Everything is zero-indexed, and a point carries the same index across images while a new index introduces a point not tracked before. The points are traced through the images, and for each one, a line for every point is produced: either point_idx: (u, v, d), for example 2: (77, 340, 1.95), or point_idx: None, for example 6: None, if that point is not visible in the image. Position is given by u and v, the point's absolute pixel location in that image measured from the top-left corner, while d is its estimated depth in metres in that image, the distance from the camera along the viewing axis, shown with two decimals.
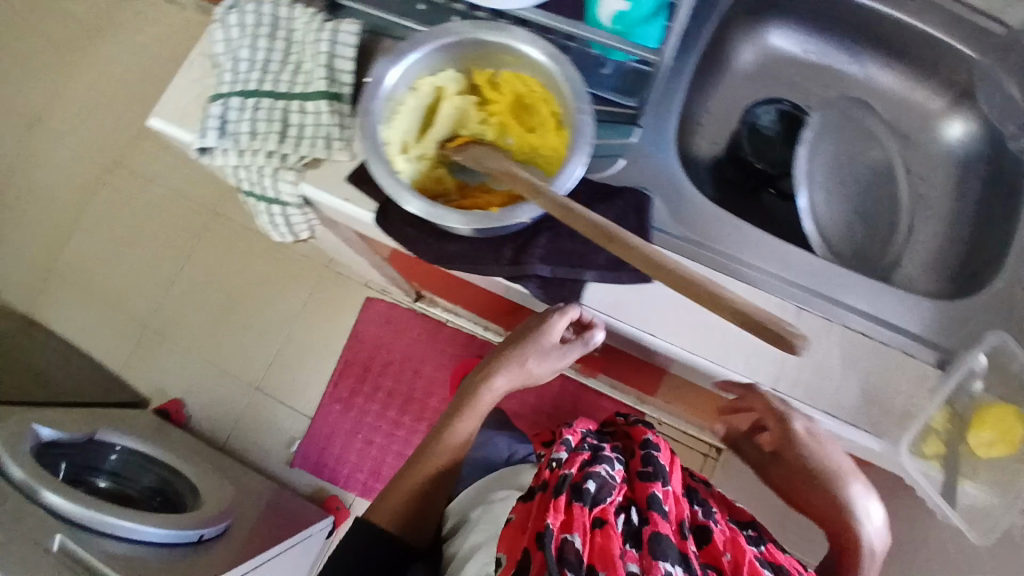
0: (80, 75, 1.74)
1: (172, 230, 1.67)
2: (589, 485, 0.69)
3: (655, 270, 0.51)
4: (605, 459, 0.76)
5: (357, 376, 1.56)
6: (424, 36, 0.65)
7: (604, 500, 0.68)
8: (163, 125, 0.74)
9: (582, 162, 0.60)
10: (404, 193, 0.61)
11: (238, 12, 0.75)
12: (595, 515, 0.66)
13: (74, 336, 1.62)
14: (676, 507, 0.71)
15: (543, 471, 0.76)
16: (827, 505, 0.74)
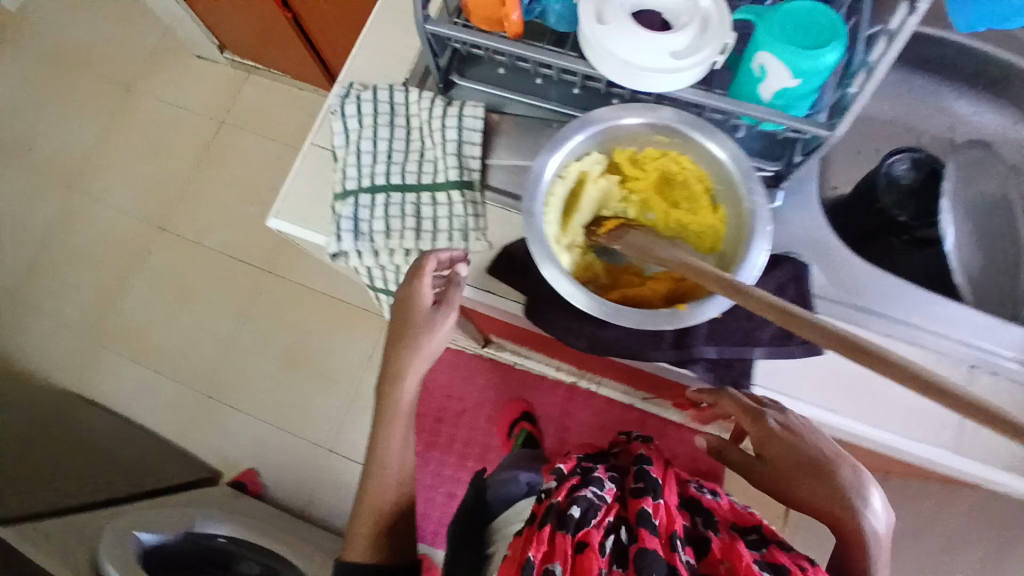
0: (120, 130, 1.67)
1: (223, 291, 1.58)
2: (572, 510, 0.61)
3: (851, 351, 0.44)
4: (595, 479, 0.68)
5: (431, 428, 1.54)
6: (574, 125, 0.62)
7: (590, 524, 0.60)
8: (289, 228, 0.72)
9: (763, 248, 0.58)
10: (580, 293, 0.59)
11: (353, 103, 0.72)
12: (579, 542, 0.59)
13: (132, 410, 1.53)
14: (669, 520, 0.63)
15: (537, 506, 0.67)
16: (827, 498, 0.60)
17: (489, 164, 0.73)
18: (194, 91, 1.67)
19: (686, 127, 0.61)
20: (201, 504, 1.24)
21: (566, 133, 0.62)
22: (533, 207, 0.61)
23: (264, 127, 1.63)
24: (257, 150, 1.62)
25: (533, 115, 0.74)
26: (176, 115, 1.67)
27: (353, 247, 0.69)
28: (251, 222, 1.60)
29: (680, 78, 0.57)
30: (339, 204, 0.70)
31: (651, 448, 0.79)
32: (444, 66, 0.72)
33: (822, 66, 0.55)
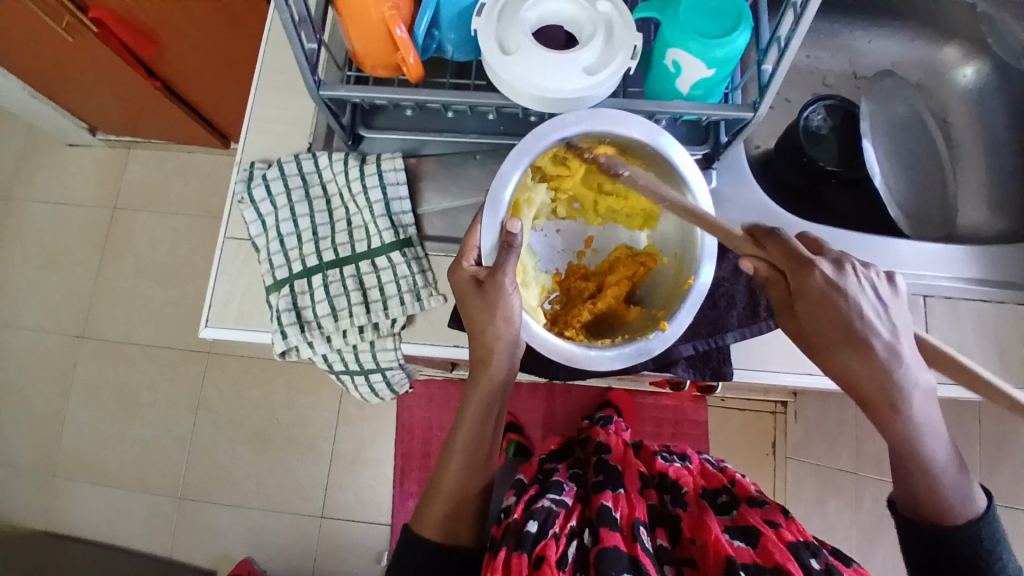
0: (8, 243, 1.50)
1: (168, 385, 1.45)
2: (528, 526, 0.57)
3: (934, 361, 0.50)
4: (554, 485, 0.67)
5: (420, 465, 1.38)
6: (508, 163, 0.59)
7: (549, 534, 0.57)
8: (227, 332, 0.67)
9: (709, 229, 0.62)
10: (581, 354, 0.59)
11: (262, 185, 0.67)
12: (537, 556, 0.54)
13: (107, 535, 1.40)
14: (630, 510, 0.62)
15: (496, 526, 0.63)
16: (856, 364, 0.52)
17: (421, 214, 0.70)
18: (77, 183, 1.51)
19: (619, 125, 0.59)
20: None
21: (502, 172, 0.59)
22: (509, 272, 0.57)
23: (162, 203, 1.49)
24: (162, 228, 1.49)
25: (453, 150, 0.71)
26: (63, 214, 1.51)
27: (302, 338, 0.65)
28: (174, 304, 1.47)
29: (596, 92, 0.56)
30: (274, 296, 0.65)
31: (611, 434, 0.80)
32: (347, 123, 0.67)
33: (735, 51, 0.57)
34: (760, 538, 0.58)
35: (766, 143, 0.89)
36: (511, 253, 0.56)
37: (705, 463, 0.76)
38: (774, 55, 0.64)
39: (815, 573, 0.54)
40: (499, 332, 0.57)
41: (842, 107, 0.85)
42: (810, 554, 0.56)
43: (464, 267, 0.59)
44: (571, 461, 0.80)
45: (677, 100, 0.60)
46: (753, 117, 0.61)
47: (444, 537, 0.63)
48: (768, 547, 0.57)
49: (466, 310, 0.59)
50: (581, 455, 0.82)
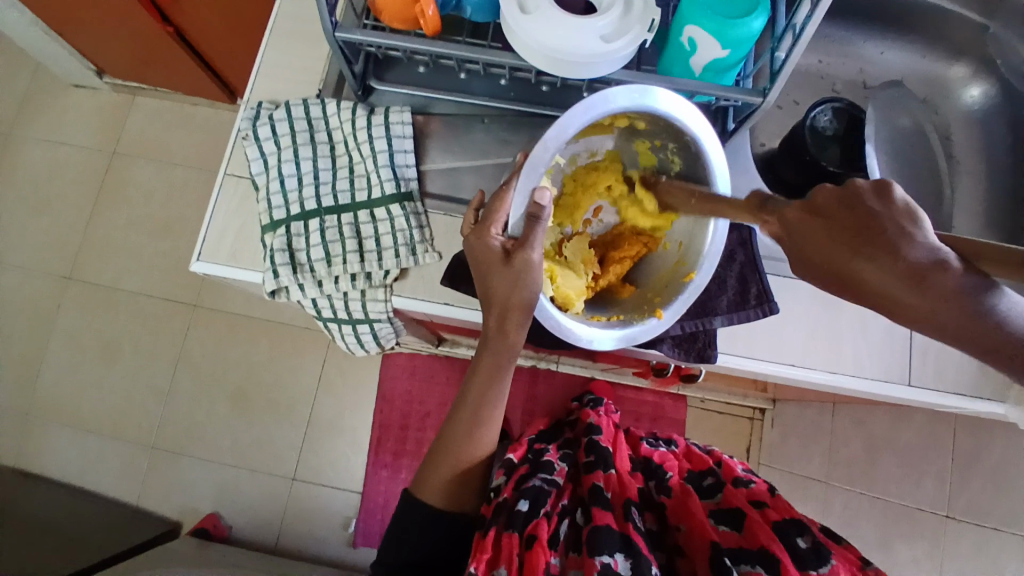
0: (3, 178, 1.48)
1: (152, 335, 1.44)
2: (519, 505, 0.54)
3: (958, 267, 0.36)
4: (545, 465, 0.63)
5: (396, 438, 1.39)
6: (552, 131, 0.54)
7: (540, 514, 0.54)
8: (217, 267, 0.67)
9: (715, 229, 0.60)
10: (594, 335, 0.59)
11: (268, 124, 0.67)
12: (527, 536, 0.52)
13: (75, 479, 1.38)
14: (622, 488, 0.61)
15: (485, 506, 0.60)
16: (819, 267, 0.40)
17: (424, 170, 0.70)
18: (77, 125, 1.50)
19: (661, 103, 0.55)
20: (163, 562, 1.12)
21: (542, 142, 0.54)
22: (537, 245, 0.56)
23: (161, 152, 1.48)
24: (159, 178, 1.47)
25: (460, 112, 0.71)
26: (60, 153, 1.49)
27: (293, 279, 0.64)
28: (163, 254, 1.46)
29: (611, 59, 0.57)
30: (269, 236, 0.65)
31: (601, 416, 0.79)
32: (359, 72, 0.67)
33: (749, 33, 0.57)
34: (745, 520, 0.59)
35: (771, 141, 0.90)
36: (537, 225, 0.55)
37: (692, 446, 0.76)
38: (787, 44, 0.65)
39: (800, 551, 0.54)
40: (524, 297, 0.56)
41: (848, 111, 0.85)
42: (796, 533, 0.56)
43: (491, 233, 0.57)
44: (561, 440, 0.76)
45: (688, 79, 0.60)
46: (762, 102, 0.62)
47: (447, 503, 0.62)
48: (752, 529, 0.57)
49: (485, 280, 0.57)
50: (570, 435, 0.78)
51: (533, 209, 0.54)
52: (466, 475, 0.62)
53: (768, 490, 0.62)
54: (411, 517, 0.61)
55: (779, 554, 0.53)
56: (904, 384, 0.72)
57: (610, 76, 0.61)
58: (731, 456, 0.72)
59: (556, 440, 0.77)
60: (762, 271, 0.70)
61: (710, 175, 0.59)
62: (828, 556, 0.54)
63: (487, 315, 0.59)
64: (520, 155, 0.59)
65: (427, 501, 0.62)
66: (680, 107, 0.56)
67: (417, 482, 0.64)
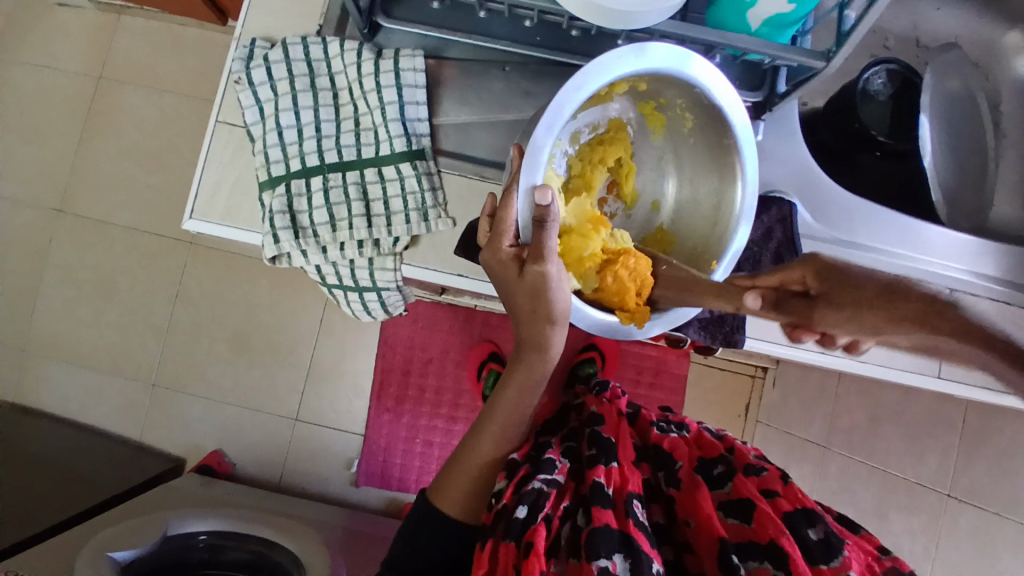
0: None
1: (148, 272, 1.39)
2: (517, 512, 0.53)
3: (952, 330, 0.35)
4: (546, 463, 0.59)
5: (398, 384, 1.38)
6: (540, 128, 0.49)
7: (539, 519, 0.52)
8: (212, 228, 0.62)
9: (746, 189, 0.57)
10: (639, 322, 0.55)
11: (263, 66, 0.60)
12: (525, 544, 0.51)
13: (78, 415, 1.38)
14: (624, 483, 0.59)
15: (485, 514, 0.58)
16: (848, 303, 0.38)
17: (437, 124, 0.63)
18: (58, 43, 1.38)
19: (655, 51, 0.50)
20: (169, 501, 1.13)
21: (535, 140, 0.49)
22: (553, 255, 0.50)
23: (150, 76, 1.38)
24: (148, 105, 1.38)
25: (478, 57, 0.63)
26: (41, 73, 1.39)
27: (295, 245, 0.59)
28: (156, 188, 1.39)
29: (659, 9, 0.49)
30: (268, 194, 0.60)
31: (605, 403, 0.74)
32: (365, 7, 0.59)
33: None
34: (753, 512, 0.57)
35: (815, 101, 0.82)
36: (546, 229, 0.49)
37: (704, 432, 0.71)
38: (857, 1, 0.57)
39: (811, 543, 0.54)
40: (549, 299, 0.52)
41: (902, 74, 0.78)
42: (806, 524, 0.55)
43: (503, 246, 0.52)
44: (564, 432, 0.72)
45: (743, 35, 0.53)
46: (823, 67, 0.55)
47: (467, 514, 0.61)
48: (761, 522, 0.55)
49: (507, 292, 0.53)
50: (574, 423, 0.74)
51: (536, 212, 0.48)
52: (478, 480, 0.61)
53: (779, 478, 0.61)
54: (432, 523, 0.60)
55: (788, 548, 0.52)
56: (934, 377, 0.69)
57: (656, 28, 0.54)
58: (742, 441, 0.69)
59: (559, 432, 0.73)
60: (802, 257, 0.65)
61: (725, 120, 0.55)
62: (839, 548, 0.53)
63: (518, 328, 0.56)
64: (515, 148, 0.53)
65: (443, 512, 0.60)
66: (674, 50, 0.51)
67: (436, 488, 0.62)
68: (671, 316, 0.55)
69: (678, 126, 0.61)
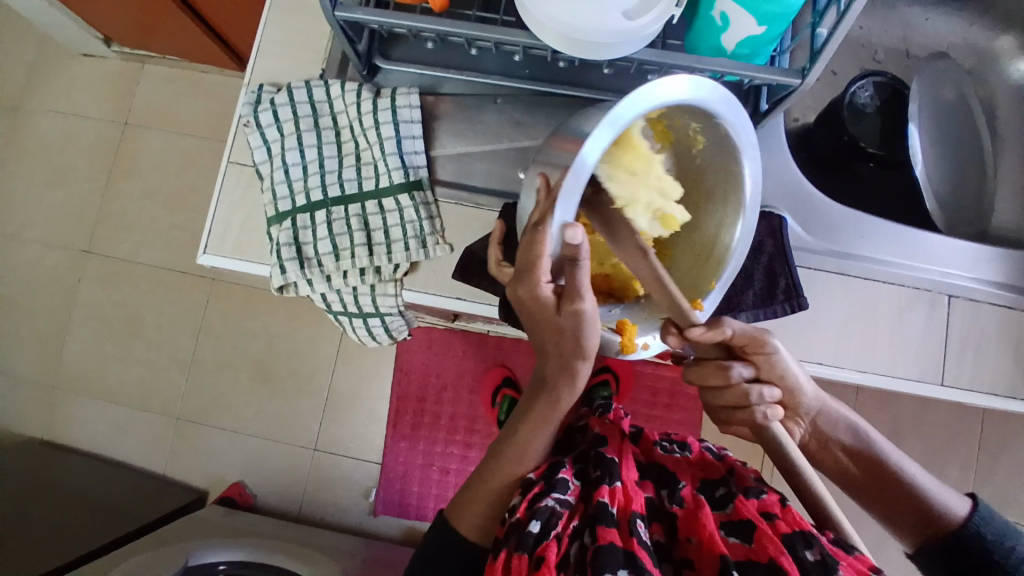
0: (19, 150, 1.47)
1: (171, 308, 1.44)
2: (530, 526, 0.54)
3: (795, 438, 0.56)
4: (558, 480, 0.60)
5: (414, 411, 1.39)
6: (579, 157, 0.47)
7: (551, 535, 0.54)
8: (225, 261, 0.65)
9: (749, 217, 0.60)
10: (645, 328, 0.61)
11: (270, 110, 0.64)
12: (537, 557, 0.52)
13: (106, 450, 1.42)
14: (628, 503, 0.58)
15: (499, 528, 0.59)
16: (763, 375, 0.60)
17: (434, 156, 0.66)
18: (87, 96, 1.47)
19: (700, 95, 0.51)
20: (190, 533, 1.15)
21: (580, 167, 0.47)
22: (586, 292, 0.51)
23: (172, 122, 1.45)
24: (170, 150, 1.45)
25: (472, 91, 0.67)
26: (73, 125, 1.47)
27: (301, 275, 0.63)
28: (179, 227, 1.45)
29: (636, 39, 0.52)
30: (275, 229, 0.63)
31: (608, 424, 0.74)
32: (363, 51, 0.62)
33: (788, 8, 0.52)
34: (754, 533, 0.57)
35: (806, 116, 0.84)
36: (580, 268, 0.50)
37: (706, 452, 0.70)
38: (829, 18, 0.59)
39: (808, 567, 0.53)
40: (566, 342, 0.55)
41: (890, 85, 0.80)
42: (804, 545, 0.55)
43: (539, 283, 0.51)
44: (573, 453, 0.70)
45: (718, 58, 0.56)
46: (800, 84, 0.57)
47: (480, 536, 0.62)
48: (762, 542, 0.55)
49: (533, 326, 0.55)
50: (581, 445, 0.72)
51: (568, 251, 0.48)
52: (496, 502, 0.62)
53: (778, 500, 0.59)
54: (444, 550, 0.61)
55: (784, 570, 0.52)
56: (936, 383, 0.70)
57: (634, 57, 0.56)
58: (743, 462, 0.69)
59: (569, 452, 0.72)
60: (791, 264, 0.66)
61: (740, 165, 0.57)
62: (835, 567, 0.53)
63: (545, 363, 0.59)
64: (542, 179, 0.52)
65: (460, 532, 0.62)
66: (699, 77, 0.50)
67: (452, 512, 0.63)
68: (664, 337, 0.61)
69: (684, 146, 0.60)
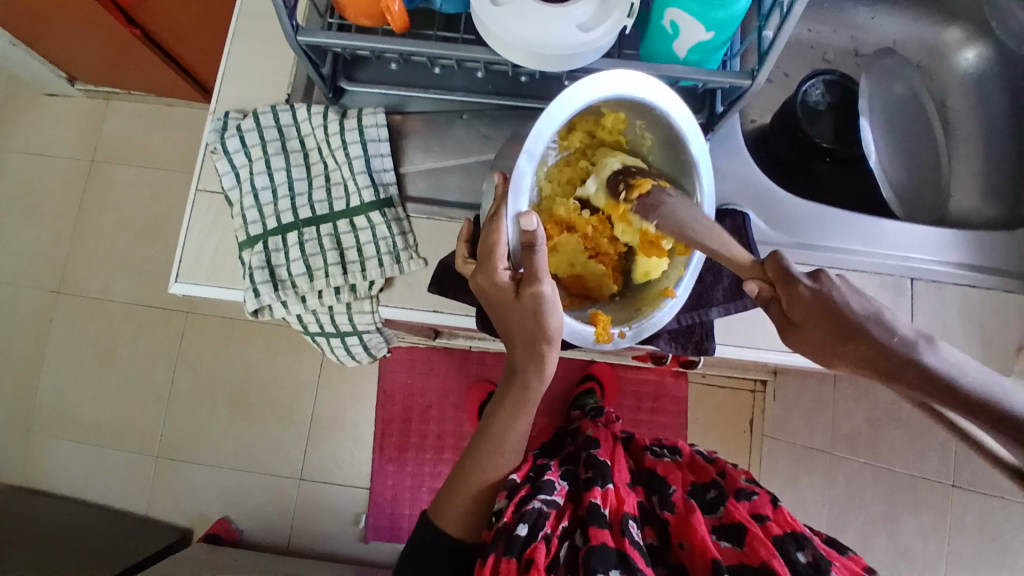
0: None
1: (148, 344, 1.42)
2: (518, 530, 0.54)
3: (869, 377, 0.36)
4: (545, 484, 0.61)
5: (400, 432, 1.38)
6: (520, 162, 0.52)
7: (540, 537, 0.54)
8: (197, 288, 0.65)
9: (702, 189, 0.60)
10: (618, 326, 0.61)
11: (237, 136, 0.65)
12: (526, 560, 0.52)
13: (85, 493, 1.38)
14: (620, 504, 0.59)
15: (487, 531, 0.59)
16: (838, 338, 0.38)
17: (403, 173, 0.67)
18: (54, 134, 1.45)
19: (627, 80, 0.54)
20: (175, 572, 1.11)
21: (523, 156, 0.52)
22: (545, 275, 0.52)
23: (140, 157, 1.44)
24: (139, 184, 1.43)
25: (437, 108, 0.68)
26: (39, 164, 1.45)
27: (275, 297, 0.63)
28: (152, 261, 1.43)
29: (590, 50, 0.54)
30: (247, 253, 0.63)
31: (600, 428, 0.77)
32: (328, 74, 0.63)
33: (734, 14, 0.54)
34: (745, 535, 0.57)
35: (763, 117, 0.87)
36: (535, 252, 0.51)
37: (696, 455, 0.73)
38: (774, 21, 0.62)
39: (799, 568, 0.53)
40: (541, 326, 0.54)
41: (841, 83, 0.83)
42: (796, 546, 0.55)
43: (498, 270, 0.53)
44: (563, 456, 0.73)
45: (673, 65, 0.58)
46: (751, 85, 0.59)
47: (463, 533, 0.62)
48: (754, 545, 0.56)
49: (504, 316, 0.55)
50: (570, 447, 0.75)
51: (524, 237, 0.49)
52: (479, 500, 0.62)
53: (769, 502, 0.61)
54: (427, 550, 0.61)
55: (777, 568, 0.52)
56: None
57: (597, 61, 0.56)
58: (734, 465, 0.70)
59: (557, 455, 0.74)
60: (758, 257, 0.67)
61: (684, 143, 0.58)
62: (826, 570, 0.53)
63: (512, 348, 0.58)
64: (499, 176, 0.56)
65: (443, 530, 0.62)
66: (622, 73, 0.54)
67: (434, 509, 0.63)
68: (636, 330, 0.60)
69: (637, 148, 0.64)
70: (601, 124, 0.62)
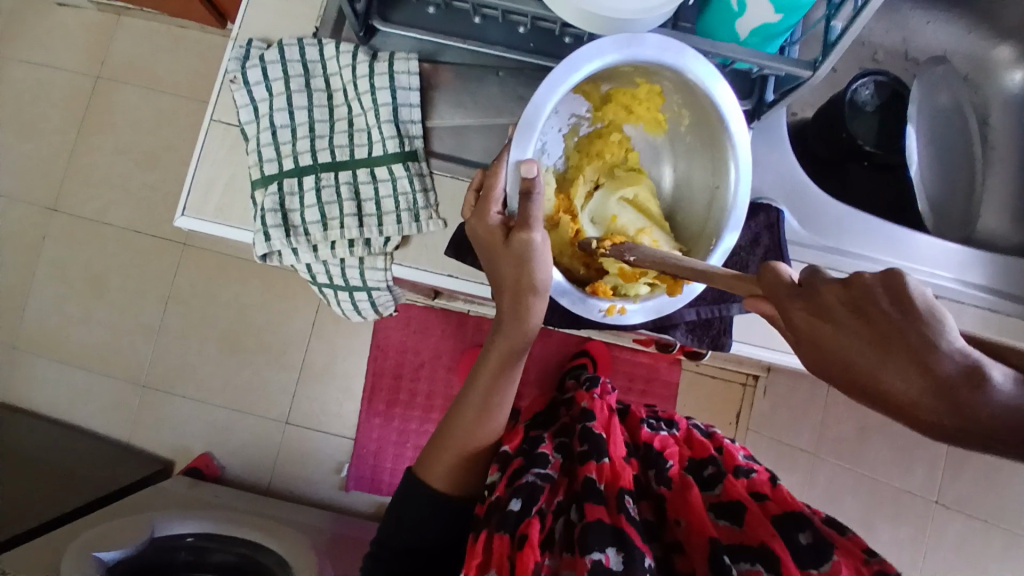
0: None
1: (141, 272, 1.39)
2: (511, 505, 0.53)
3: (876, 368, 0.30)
4: (539, 458, 0.60)
5: (390, 387, 1.38)
6: (541, 91, 0.50)
7: (533, 513, 0.53)
8: (204, 224, 0.62)
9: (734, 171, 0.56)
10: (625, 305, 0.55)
11: (259, 66, 0.61)
12: (520, 536, 0.51)
13: (67, 414, 1.37)
14: (615, 478, 0.59)
15: (479, 505, 0.59)
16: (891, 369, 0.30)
17: (430, 127, 0.64)
18: (59, 43, 1.39)
19: (668, 54, 0.52)
20: (153, 503, 1.11)
21: (533, 106, 0.50)
22: (538, 223, 0.50)
23: (146, 76, 1.38)
24: (144, 105, 1.38)
25: (473, 62, 0.64)
26: (41, 73, 1.39)
27: (287, 244, 0.60)
28: (150, 187, 1.38)
29: (649, 16, 0.51)
30: (261, 193, 0.60)
31: (596, 399, 0.75)
32: (361, 11, 0.59)
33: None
34: (744, 515, 0.57)
35: (804, 111, 0.84)
36: (532, 201, 0.50)
37: (693, 430, 0.73)
38: (843, 12, 0.58)
39: (797, 548, 0.53)
40: (536, 278, 0.52)
41: (891, 86, 0.79)
42: (795, 528, 0.55)
43: (491, 213, 0.52)
44: (556, 427, 0.72)
45: (732, 44, 0.54)
46: (810, 77, 0.56)
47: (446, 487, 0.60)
48: (752, 525, 0.55)
49: (493, 262, 0.53)
50: (565, 419, 0.74)
51: (522, 185, 0.49)
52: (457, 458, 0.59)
53: (768, 481, 0.61)
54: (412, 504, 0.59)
55: (778, 551, 0.52)
56: None
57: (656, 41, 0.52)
58: (730, 441, 0.71)
59: (551, 427, 0.73)
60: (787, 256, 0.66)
61: (718, 112, 0.55)
62: (827, 552, 0.52)
63: (500, 298, 0.54)
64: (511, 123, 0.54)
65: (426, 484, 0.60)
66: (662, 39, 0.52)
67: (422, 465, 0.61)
68: (649, 305, 0.55)
69: (676, 125, 0.61)
70: (637, 98, 0.59)
